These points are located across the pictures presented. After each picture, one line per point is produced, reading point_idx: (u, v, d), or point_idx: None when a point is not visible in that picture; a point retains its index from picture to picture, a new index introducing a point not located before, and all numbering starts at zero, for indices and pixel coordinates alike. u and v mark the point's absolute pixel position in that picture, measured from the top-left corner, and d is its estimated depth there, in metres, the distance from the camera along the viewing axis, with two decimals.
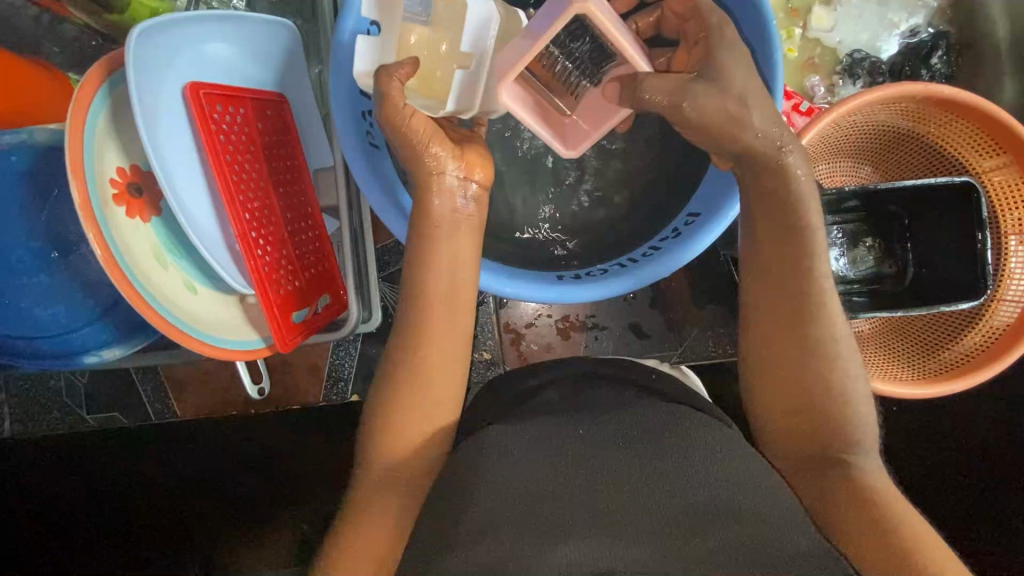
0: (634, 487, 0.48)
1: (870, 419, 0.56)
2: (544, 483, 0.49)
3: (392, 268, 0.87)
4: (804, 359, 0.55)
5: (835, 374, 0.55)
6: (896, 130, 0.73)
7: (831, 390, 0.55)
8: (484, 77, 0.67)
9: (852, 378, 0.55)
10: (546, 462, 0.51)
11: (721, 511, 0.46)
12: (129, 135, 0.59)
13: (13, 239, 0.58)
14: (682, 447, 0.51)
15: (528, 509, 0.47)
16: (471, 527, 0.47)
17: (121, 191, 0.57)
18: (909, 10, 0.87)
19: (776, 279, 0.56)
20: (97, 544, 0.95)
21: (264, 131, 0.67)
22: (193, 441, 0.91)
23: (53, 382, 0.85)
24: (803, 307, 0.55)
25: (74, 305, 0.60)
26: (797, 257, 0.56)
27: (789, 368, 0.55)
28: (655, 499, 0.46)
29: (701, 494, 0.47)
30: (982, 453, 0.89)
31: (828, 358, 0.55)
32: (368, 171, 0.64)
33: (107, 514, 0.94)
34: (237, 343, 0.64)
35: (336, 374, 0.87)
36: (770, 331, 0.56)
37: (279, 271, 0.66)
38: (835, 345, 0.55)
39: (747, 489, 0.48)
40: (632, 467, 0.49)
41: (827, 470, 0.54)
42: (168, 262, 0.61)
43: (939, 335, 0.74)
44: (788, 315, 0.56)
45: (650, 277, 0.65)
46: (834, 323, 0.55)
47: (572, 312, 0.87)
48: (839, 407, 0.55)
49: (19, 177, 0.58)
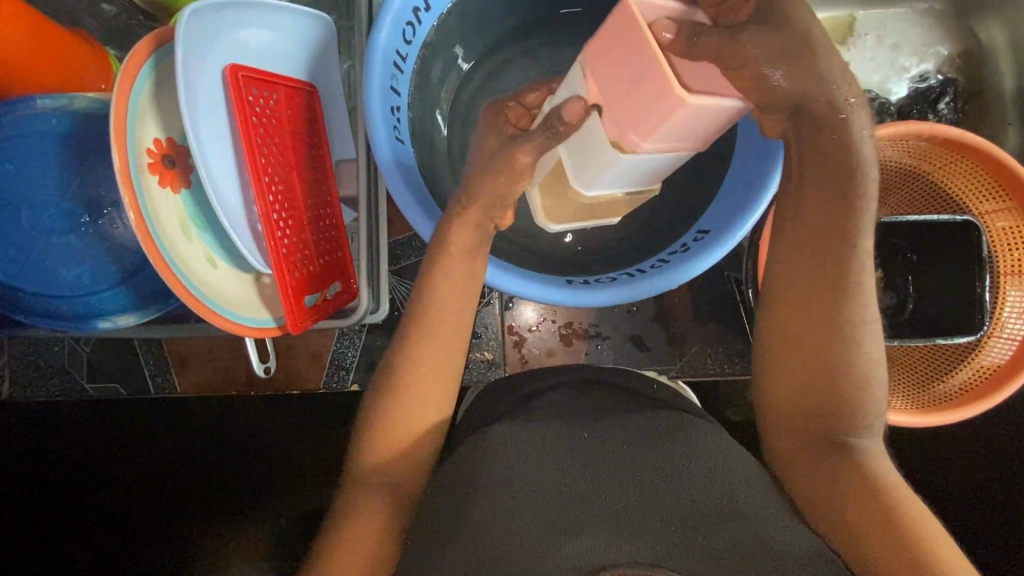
0: (638, 489, 0.49)
1: (875, 406, 0.56)
2: (548, 485, 0.50)
3: (403, 262, 0.89)
4: (810, 367, 0.54)
5: (847, 367, 0.54)
6: (901, 167, 0.76)
7: (846, 380, 0.54)
8: (571, 147, 0.60)
9: (873, 363, 0.54)
10: (551, 465, 0.52)
11: (719, 514, 0.47)
12: (168, 107, 0.60)
13: (46, 198, 0.59)
14: (684, 460, 0.52)
15: (533, 508, 0.48)
16: (480, 522, 0.48)
17: (157, 161, 0.58)
18: (919, 56, 0.94)
19: (768, 299, 0.57)
20: (86, 519, 0.93)
21: (294, 116, 0.69)
22: (192, 421, 0.92)
23: (56, 348, 0.89)
24: (820, 301, 0.53)
25: (98, 268, 0.61)
26: (822, 257, 0.53)
27: (801, 358, 0.55)
28: (658, 504, 0.48)
29: (696, 495, 0.49)
30: (995, 481, 0.87)
31: (845, 344, 0.53)
32: (391, 161, 0.66)
33: (100, 492, 0.93)
34: (251, 321, 0.65)
35: (338, 362, 0.90)
36: (780, 343, 0.56)
37: (297, 254, 0.68)
38: (846, 331, 0.53)
39: (747, 503, 0.49)
40: (637, 478, 0.50)
41: (834, 488, 0.52)
42: (193, 234, 0.62)
43: (935, 367, 0.75)
44: (802, 301, 0.54)
45: (656, 288, 0.67)
46: (861, 314, 0.53)
47: (576, 320, 0.88)
48: (853, 400, 0.54)
49: (58, 140, 0.59)
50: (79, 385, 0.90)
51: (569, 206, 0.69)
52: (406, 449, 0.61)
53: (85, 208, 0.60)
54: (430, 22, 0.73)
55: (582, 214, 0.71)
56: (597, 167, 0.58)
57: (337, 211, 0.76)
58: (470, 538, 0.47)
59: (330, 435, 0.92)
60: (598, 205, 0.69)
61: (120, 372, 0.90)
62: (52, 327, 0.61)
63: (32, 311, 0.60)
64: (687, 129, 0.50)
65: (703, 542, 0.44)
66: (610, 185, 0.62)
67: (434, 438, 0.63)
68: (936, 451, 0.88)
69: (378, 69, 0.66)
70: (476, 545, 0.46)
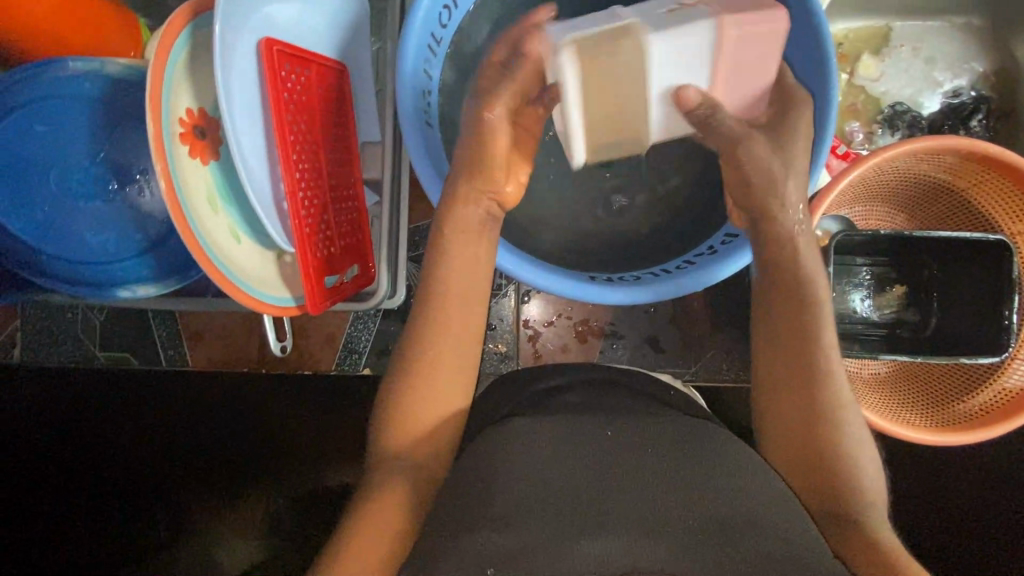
0: (659, 492, 0.48)
1: (874, 483, 0.58)
2: (567, 484, 0.49)
3: (422, 249, 0.88)
4: (805, 419, 0.59)
5: (837, 441, 0.58)
6: (933, 182, 0.75)
7: (840, 455, 0.58)
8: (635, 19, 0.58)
9: (859, 443, 0.59)
10: (570, 462, 0.51)
11: (742, 525, 0.46)
12: (201, 78, 0.60)
13: (74, 160, 0.58)
14: (705, 467, 0.51)
15: (553, 505, 0.47)
16: (497, 515, 0.47)
17: (188, 131, 0.57)
18: (954, 71, 0.93)
19: (761, 351, 0.63)
20: (88, 499, 0.90)
21: (324, 94, 0.69)
22: (195, 411, 0.92)
23: (70, 315, 0.93)
24: (804, 383, 0.59)
25: (123, 235, 0.60)
26: (807, 300, 0.61)
27: (799, 435, 0.59)
28: (682, 510, 0.47)
29: (715, 502, 0.48)
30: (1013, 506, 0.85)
31: (832, 399, 0.59)
32: (420, 145, 0.65)
33: (102, 471, 0.90)
34: (271, 299, 0.64)
35: (352, 346, 0.93)
36: (775, 397, 0.61)
37: (320, 235, 0.67)
38: (830, 386, 0.59)
39: (768, 513, 0.48)
40: (657, 481, 0.49)
41: (849, 536, 0.54)
42: (219, 208, 0.61)
43: (955, 387, 0.74)
44: (792, 388, 0.60)
45: (679, 290, 0.66)
46: (835, 371, 0.60)
47: (592, 317, 0.88)
48: (850, 457, 0.58)
49: (91, 105, 0.59)
50: (91, 353, 0.94)
51: (613, 81, 0.59)
52: (422, 438, 0.61)
53: (113, 173, 0.59)
54: (466, 7, 0.72)
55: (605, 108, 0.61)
56: (677, 32, 0.58)
57: (360, 194, 0.75)
58: (481, 534, 0.46)
59: (329, 425, 0.91)
60: (632, 96, 0.60)
61: (135, 343, 0.95)
62: (72, 292, 0.60)
63: (54, 275, 0.60)
64: (731, 64, 0.62)
65: (719, 554, 0.44)
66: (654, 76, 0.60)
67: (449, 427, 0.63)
68: (954, 475, 0.86)
69: (413, 48, 0.65)
70: (495, 539, 0.46)
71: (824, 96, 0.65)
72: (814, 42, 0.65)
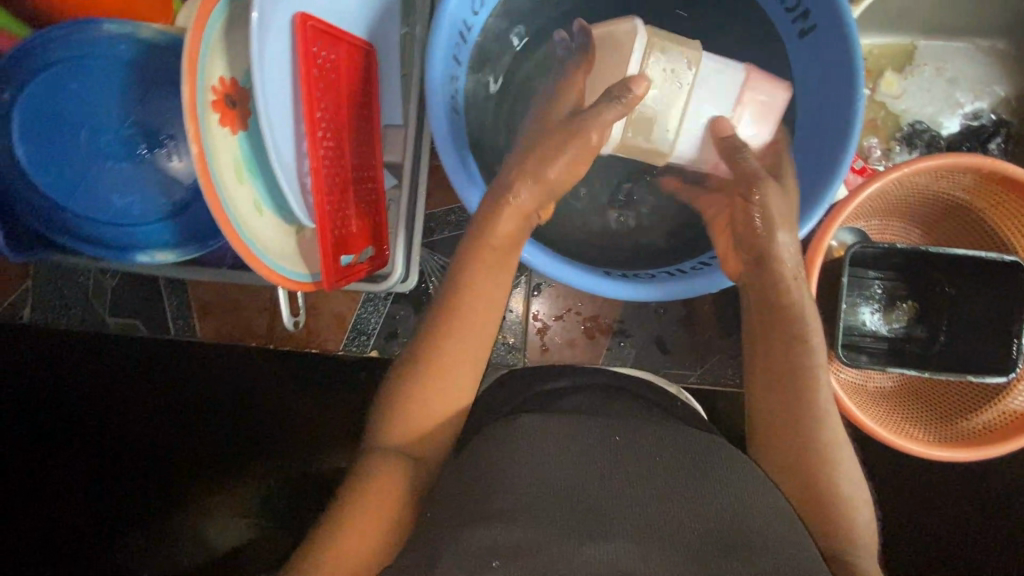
0: (659, 502, 0.49)
1: (867, 518, 0.61)
2: (569, 484, 0.50)
3: (436, 235, 0.89)
4: (798, 451, 0.59)
5: (833, 471, 0.59)
6: (951, 201, 0.75)
7: (833, 484, 0.59)
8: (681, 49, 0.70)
9: (848, 473, 0.60)
10: (573, 463, 0.51)
11: (739, 539, 0.47)
12: (235, 48, 0.60)
13: (106, 122, 0.59)
14: (704, 475, 0.52)
15: (554, 506, 0.48)
16: (498, 510, 0.48)
17: (220, 100, 0.57)
18: (975, 94, 0.93)
19: (755, 372, 0.63)
20: (89, 461, 0.91)
21: (351, 74, 0.69)
22: (205, 408, 0.93)
23: (83, 278, 0.92)
24: (797, 401, 0.60)
25: (149, 199, 0.60)
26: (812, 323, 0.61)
27: (789, 466, 0.60)
28: (680, 518, 0.48)
29: (714, 514, 0.48)
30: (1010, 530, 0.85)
31: (820, 432, 0.60)
32: (446, 129, 0.65)
33: (104, 429, 0.92)
34: (289, 273, 0.64)
35: (360, 327, 0.91)
36: (769, 427, 0.61)
37: (339, 213, 0.67)
38: (819, 414, 0.60)
39: (765, 530, 0.49)
40: (659, 488, 0.50)
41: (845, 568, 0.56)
42: (245, 178, 0.61)
43: (958, 405, 0.75)
44: (784, 415, 0.60)
45: (692, 291, 0.66)
46: (825, 399, 0.60)
47: (601, 314, 0.88)
48: (838, 488, 0.59)
49: (124, 65, 0.59)
50: (101, 317, 0.93)
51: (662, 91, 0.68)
52: (429, 421, 0.61)
53: (143, 137, 0.59)
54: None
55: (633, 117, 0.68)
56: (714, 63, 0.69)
57: (379, 175, 0.75)
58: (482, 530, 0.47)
59: (333, 423, 0.93)
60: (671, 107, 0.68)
61: (142, 309, 0.93)
62: (94, 252, 0.61)
63: (77, 234, 0.60)
64: (750, 108, 0.70)
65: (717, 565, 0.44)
66: (684, 96, 0.68)
67: (459, 413, 0.63)
68: (953, 496, 0.87)
69: (445, 33, 0.66)
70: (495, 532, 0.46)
71: (850, 106, 0.65)
72: (843, 51, 0.64)
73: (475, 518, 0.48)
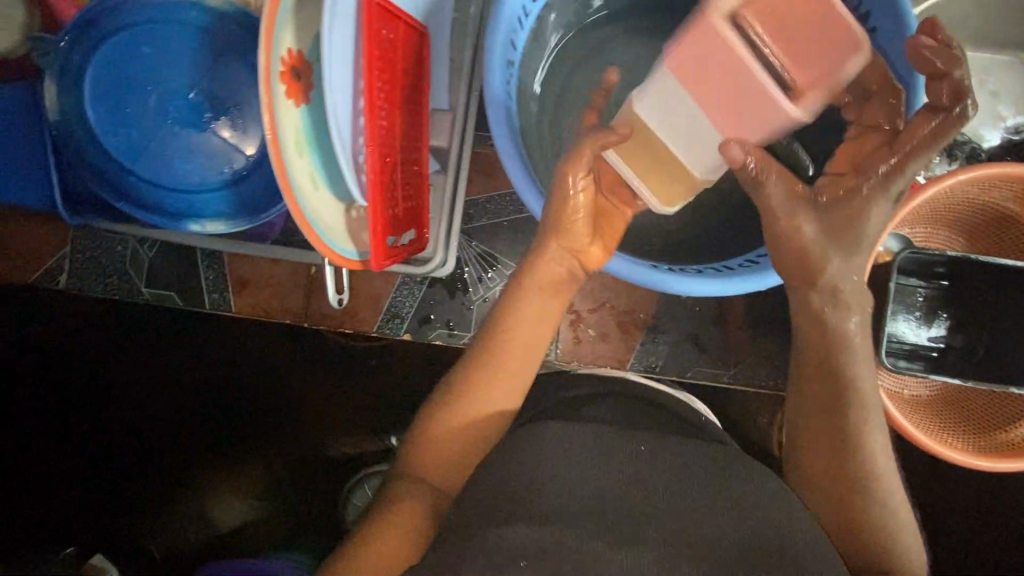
0: (702, 508, 0.49)
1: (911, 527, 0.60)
2: (611, 487, 0.50)
3: (474, 222, 0.89)
4: (839, 458, 0.59)
5: (874, 479, 0.59)
6: (998, 211, 0.75)
7: (875, 490, 0.59)
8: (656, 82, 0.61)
9: (890, 481, 0.60)
10: (615, 465, 0.51)
11: (781, 552, 0.47)
12: (302, 22, 0.60)
13: (177, 87, 0.62)
14: (746, 483, 0.52)
15: (596, 510, 0.48)
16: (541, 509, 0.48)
17: (287, 71, 0.58)
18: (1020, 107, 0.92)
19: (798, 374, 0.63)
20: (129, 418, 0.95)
21: (407, 56, 0.69)
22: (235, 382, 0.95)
23: (121, 248, 0.90)
24: (840, 404, 0.60)
25: (209, 166, 0.62)
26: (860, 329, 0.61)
27: (829, 470, 0.59)
28: (723, 525, 0.48)
29: (756, 523, 0.48)
30: None
31: (865, 438, 0.59)
32: (502, 114, 0.64)
33: (142, 391, 0.95)
34: (339, 249, 0.64)
35: (394, 311, 0.91)
36: (813, 430, 0.61)
37: (391, 192, 0.67)
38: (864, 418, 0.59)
39: (805, 543, 0.49)
40: (701, 494, 0.50)
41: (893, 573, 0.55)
42: (303, 151, 0.62)
43: (997, 416, 0.74)
44: (828, 419, 0.60)
45: (739, 284, 0.65)
46: (869, 407, 0.60)
47: (635, 309, 0.88)
48: (879, 497, 0.59)
49: (196, 31, 0.61)
50: (137, 290, 0.92)
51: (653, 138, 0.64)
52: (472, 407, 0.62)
53: (210, 103, 0.62)
54: None
55: (639, 133, 0.64)
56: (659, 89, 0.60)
57: (425, 158, 0.75)
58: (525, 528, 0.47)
59: (359, 407, 0.94)
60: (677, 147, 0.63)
61: (179, 283, 0.92)
62: (148, 217, 0.62)
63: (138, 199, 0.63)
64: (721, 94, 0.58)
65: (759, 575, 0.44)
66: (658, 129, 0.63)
67: (501, 399, 0.63)
68: (977, 510, 0.87)
69: (504, 20, 0.65)
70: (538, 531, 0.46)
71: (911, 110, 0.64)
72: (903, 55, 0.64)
73: (517, 516, 0.48)
